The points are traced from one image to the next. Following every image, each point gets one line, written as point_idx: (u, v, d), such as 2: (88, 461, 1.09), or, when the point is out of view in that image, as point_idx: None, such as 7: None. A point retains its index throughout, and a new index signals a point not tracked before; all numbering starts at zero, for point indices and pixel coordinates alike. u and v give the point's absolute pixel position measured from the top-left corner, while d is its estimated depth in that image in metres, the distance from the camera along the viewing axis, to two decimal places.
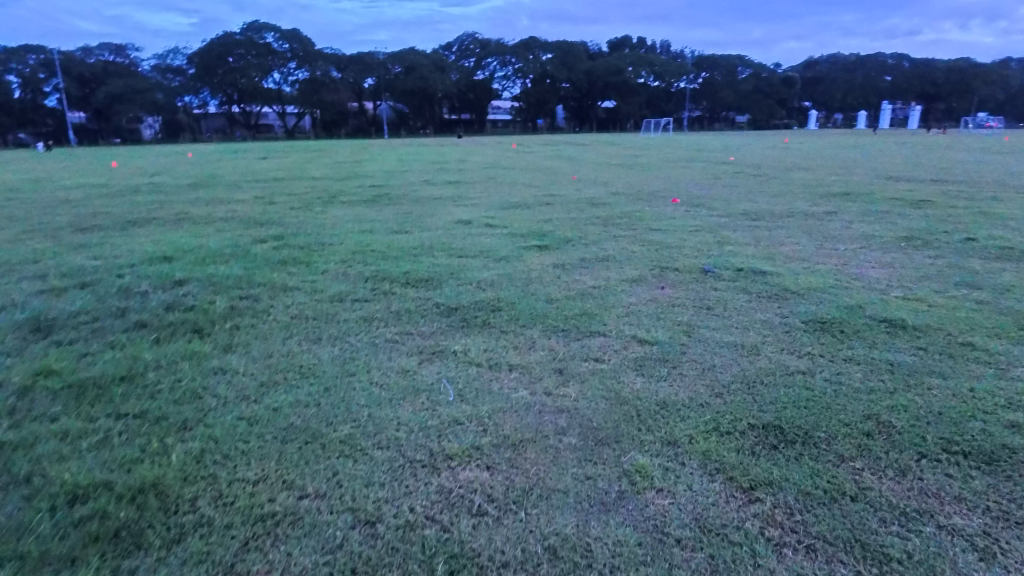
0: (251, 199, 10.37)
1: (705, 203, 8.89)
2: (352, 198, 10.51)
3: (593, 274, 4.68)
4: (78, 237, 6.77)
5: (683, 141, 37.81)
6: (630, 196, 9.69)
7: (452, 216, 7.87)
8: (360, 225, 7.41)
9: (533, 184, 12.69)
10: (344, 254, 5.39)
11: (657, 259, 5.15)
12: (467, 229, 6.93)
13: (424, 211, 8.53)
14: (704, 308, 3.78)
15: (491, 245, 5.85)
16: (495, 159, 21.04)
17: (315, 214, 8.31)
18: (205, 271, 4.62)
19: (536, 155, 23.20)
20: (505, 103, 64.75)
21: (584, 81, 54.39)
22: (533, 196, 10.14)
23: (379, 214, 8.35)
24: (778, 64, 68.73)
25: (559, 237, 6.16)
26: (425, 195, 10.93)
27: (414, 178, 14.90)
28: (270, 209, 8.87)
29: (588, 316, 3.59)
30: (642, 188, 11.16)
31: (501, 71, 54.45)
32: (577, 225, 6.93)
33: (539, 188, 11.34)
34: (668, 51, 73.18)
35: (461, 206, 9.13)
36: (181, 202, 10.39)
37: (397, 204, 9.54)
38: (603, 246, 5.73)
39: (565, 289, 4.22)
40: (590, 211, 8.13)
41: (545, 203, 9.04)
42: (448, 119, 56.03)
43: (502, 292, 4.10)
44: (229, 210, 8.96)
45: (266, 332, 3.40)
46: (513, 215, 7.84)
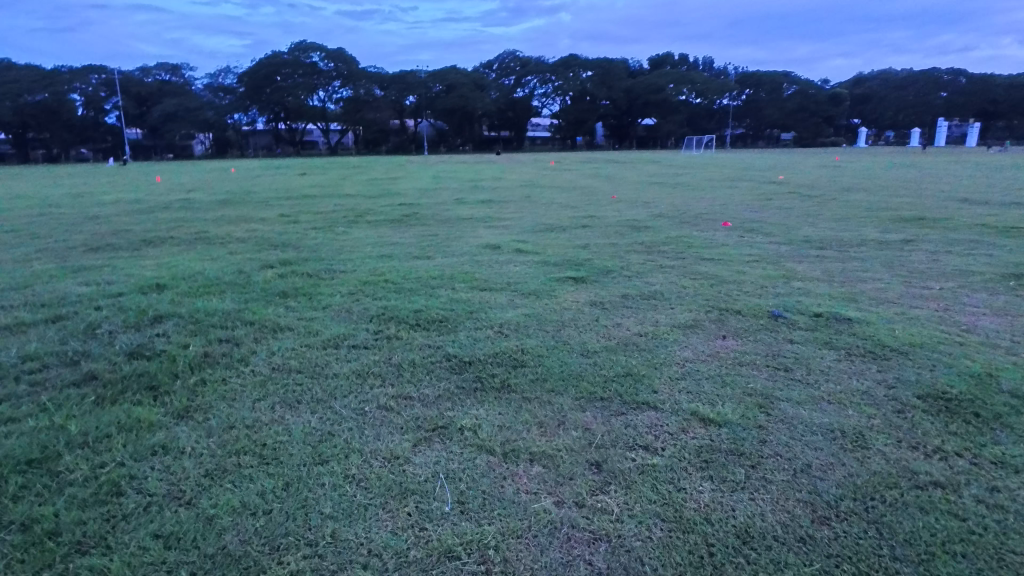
0: (275, 218, 9.97)
1: (760, 228, 8.03)
2: (379, 217, 10.02)
3: (639, 317, 3.94)
4: (83, 260, 6.38)
5: (726, 159, 36.72)
6: (675, 220, 8.89)
7: (480, 240, 7.24)
8: (380, 248, 6.84)
9: (570, 204, 12.01)
10: (354, 284, 4.80)
11: (713, 298, 4.38)
12: (495, 255, 6.28)
13: (451, 234, 7.93)
14: (781, 370, 3.00)
15: (520, 276, 5.17)
16: (531, 178, 20.46)
17: (336, 236, 7.80)
18: (193, 303, 4.08)
19: (574, 174, 22.51)
20: (543, 121, 64.49)
21: (624, 100, 53.71)
22: (568, 218, 9.45)
23: (403, 237, 7.79)
24: (826, 81, 66.63)
25: (598, 268, 5.45)
26: (455, 215, 10.35)
27: (447, 197, 14.39)
28: (291, 230, 8.41)
29: (634, 379, 2.86)
30: (687, 210, 10.33)
31: (540, 90, 54.35)
32: (617, 253, 6.21)
33: (576, 210, 10.65)
34: (710, 69, 71.97)
35: (491, 228, 8.51)
36: (204, 220, 10.06)
37: (424, 225, 8.99)
38: (648, 279, 4.99)
39: (605, 338, 3.49)
40: (631, 236, 7.39)
41: (581, 226, 8.34)
42: (486, 137, 56.12)
43: (527, 340, 3.41)
44: (249, 230, 8.55)
45: (236, 390, 2.78)
46: (546, 240, 7.17)
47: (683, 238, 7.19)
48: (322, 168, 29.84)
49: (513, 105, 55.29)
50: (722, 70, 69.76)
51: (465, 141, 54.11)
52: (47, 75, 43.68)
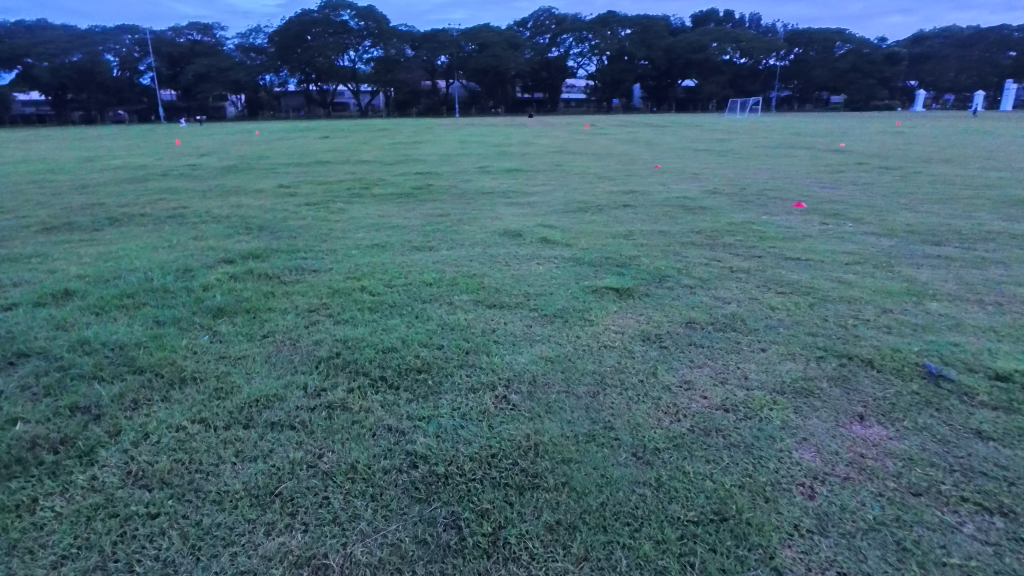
0: (273, 190, 8.87)
1: (843, 212, 6.52)
2: (388, 189, 8.82)
3: (717, 367, 2.63)
4: (23, 245, 5.35)
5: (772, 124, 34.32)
6: (735, 198, 7.43)
7: (499, 224, 5.95)
8: (375, 234, 5.61)
9: (606, 175, 10.57)
10: (320, 295, 3.58)
11: (819, 331, 3.04)
12: (514, 247, 4.97)
13: (464, 214, 6.66)
14: (996, 514, 1.69)
15: (543, 284, 3.86)
16: (563, 143, 18.92)
17: (329, 215, 6.60)
18: (82, 331, 2.93)
19: (609, 139, 20.83)
20: (578, 82, 61.86)
21: (664, 60, 50.78)
22: (605, 193, 8.06)
23: (408, 216, 6.55)
24: (883, 39, 61.89)
25: (647, 270, 4.11)
26: (474, 188, 9.07)
27: (470, 164, 13.05)
28: (281, 206, 7.26)
29: (737, 537, 1.59)
30: (746, 184, 8.81)
31: (575, 49, 51.91)
32: (670, 247, 4.85)
33: (613, 183, 9.24)
34: (756, 28, 67.86)
35: (513, 206, 7.20)
36: (196, 191, 9.00)
37: (436, 200, 7.73)
38: (717, 293, 3.65)
39: (672, 418, 2.19)
40: (684, 220, 5.99)
41: (622, 206, 6.96)
42: (519, 99, 54.03)
43: (546, 417, 2.16)
44: (238, 205, 7.44)
45: (38, 536, 1.63)
46: (577, 225, 5.83)
47: (750, 225, 5.76)
48: (347, 131, 28.73)
49: (547, 65, 52.87)
50: (769, 26, 65.48)
51: (497, 103, 52.22)
52: (79, 36, 43.32)
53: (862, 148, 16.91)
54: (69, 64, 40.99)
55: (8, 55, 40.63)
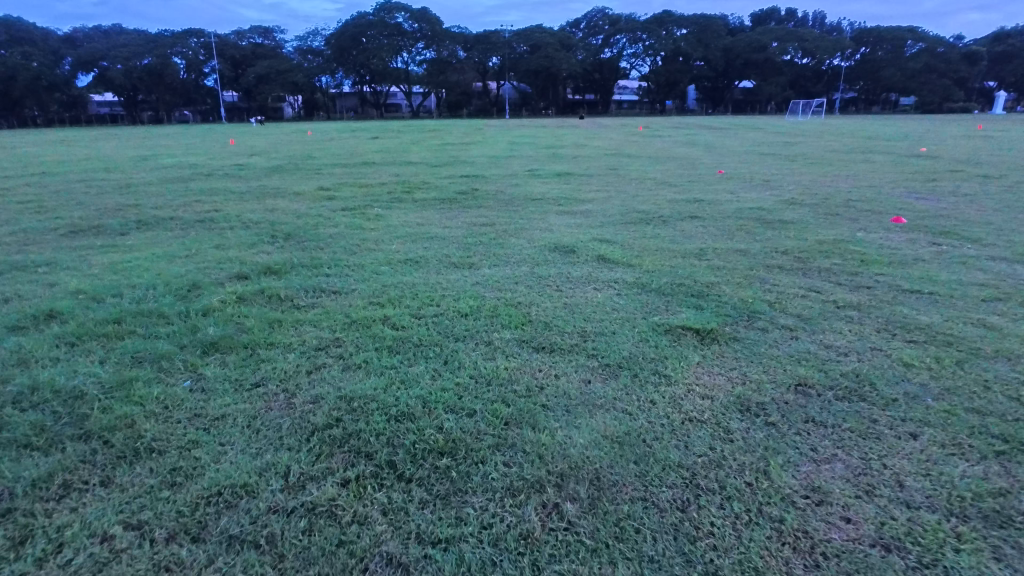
0: (313, 193, 8.45)
1: (955, 230, 5.55)
2: (431, 193, 8.27)
3: (855, 464, 1.88)
4: (43, 251, 5.02)
5: (839, 127, 32.40)
6: (818, 210, 6.53)
7: (549, 236, 5.28)
8: (410, 246, 5.02)
9: (666, 180, 9.74)
10: (333, 327, 2.99)
11: (984, 407, 2.23)
12: (566, 266, 4.28)
13: (511, 223, 6.01)
14: None
15: (603, 318, 3.16)
16: (616, 146, 18.08)
17: (364, 222, 6.09)
18: (43, 370, 2.43)
19: (665, 142, 19.84)
20: (631, 83, 60.49)
21: (722, 60, 49.05)
22: (667, 202, 7.27)
23: (450, 225, 5.96)
24: (961, 37, 58.05)
25: (731, 304, 3.34)
26: (523, 192, 8.42)
27: (519, 167, 12.42)
28: (316, 211, 6.81)
29: None
30: (827, 194, 7.85)
31: (629, 50, 50.85)
32: (753, 271, 4.06)
33: (675, 190, 8.43)
34: (821, 27, 64.91)
35: (566, 215, 6.51)
36: (235, 192, 8.69)
37: (480, 207, 7.12)
38: (826, 339, 2.87)
39: (805, 562, 1.48)
40: (764, 237, 5.17)
41: (688, 218, 6.17)
42: (571, 101, 53.22)
43: (617, 556, 1.48)
44: (272, 208, 7.03)
45: None
46: (638, 240, 5.09)
47: (846, 244, 4.89)
48: (396, 132, 28.64)
49: (600, 66, 51.89)
50: (834, 25, 62.39)
51: (549, 104, 51.59)
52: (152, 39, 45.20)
53: (947, 154, 15.42)
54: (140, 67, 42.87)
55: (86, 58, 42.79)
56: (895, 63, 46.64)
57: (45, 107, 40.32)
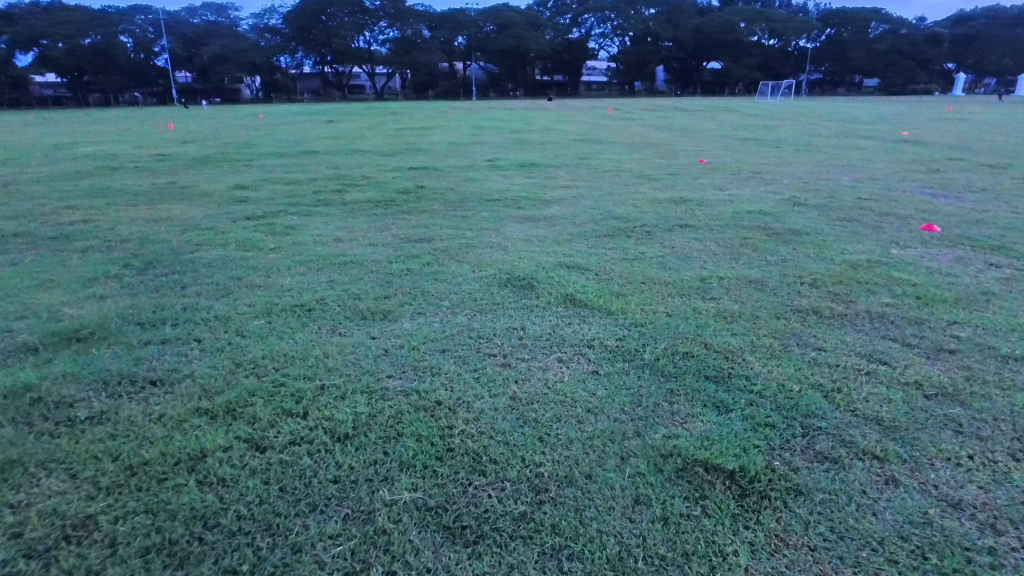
0: (225, 193, 7.02)
1: (1005, 241, 4.49)
2: (367, 192, 6.90)
3: None
4: None
5: (811, 109, 31.84)
6: (831, 215, 5.40)
7: (503, 260, 4.02)
8: (312, 278, 3.70)
9: (645, 172, 8.55)
10: (94, 484, 1.71)
11: None
12: (520, 315, 3.03)
13: (456, 236, 4.74)
14: None
15: (570, 437, 1.94)
16: (586, 131, 16.82)
17: (268, 237, 4.76)
18: None
19: (638, 126, 18.74)
20: (599, 64, 59.15)
21: (691, 41, 48.21)
22: (648, 203, 6.06)
23: (378, 240, 4.66)
24: (924, 18, 58.30)
25: (769, 399, 2.14)
26: (477, 188, 7.11)
27: (479, 156, 11.07)
28: (215, 219, 5.46)
29: None
30: (831, 191, 6.78)
31: (599, 30, 49.56)
32: (783, 322, 2.87)
33: (655, 186, 7.24)
34: (789, 8, 64.54)
35: (526, 223, 5.25)
36: (133, 193, 7.21)
37: (423, 211, 5.81)
38: (947, 488, 1.70)
39: None
40: (778, 259, 4.01)
41: (677, 226, 4.99)
42: (539, 82, 51.78)
43: None
44: (163, 217, 5.62)
45: None
46: (617, 265, 3.87)
47: (886, 269, 3.76)
48: (354, 116, 26.95)
49: (568, 46, 50.37)
50: (801, 5, 62.01)
51: (518, 86, 50.03)
52: (94, 15, 42.16)
53: (933, 138, 14.61)
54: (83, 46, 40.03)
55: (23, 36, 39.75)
56: (863, 44, 46.33)
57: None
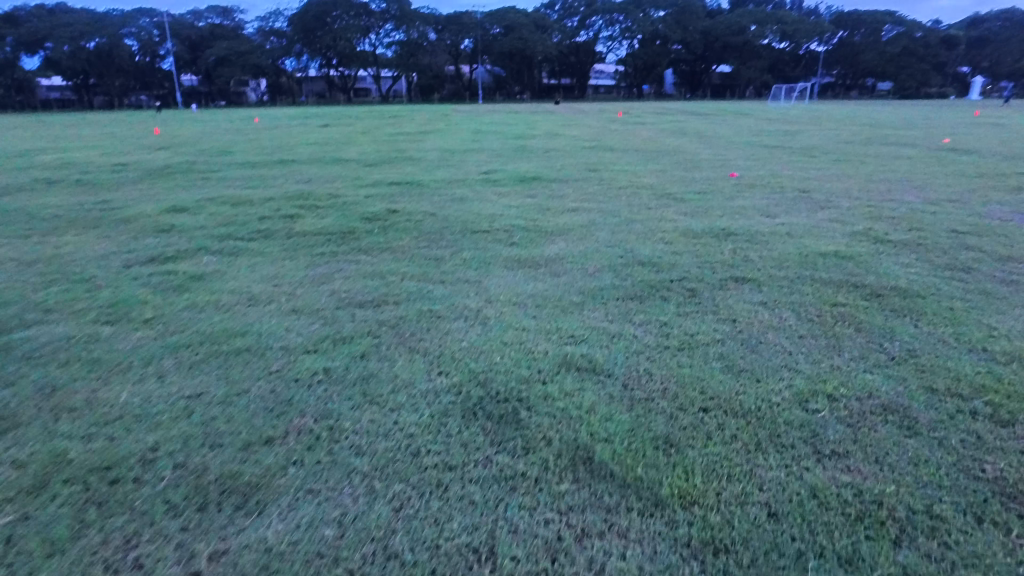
0: (151, 218, 5.65)
1: None
2: (323, 218, 5.52)
3: None
4: None
5: (827, 112, 30.43)
6: (934, 260, 3.97)
7: (475, 351, 2.60)
8: (166, 391, 2.31)
9: (668, 189, 7.12)
10: None
11: None
12: (489, 505, 1.64)
13: (418, 297, 3.34)
14: None
15: None
16: (594, 136, 15.44)
17: (154, 296, 3.39)
18: None
19: (649, 131, 17.36)
20: (607, 65, 57.61)
21: (701, 42, 46.82)
22: (680, 237, 4.64)
23: (306, 303, 3.26)
24: (938, 20, 56.78)
25: None
26: (462, 212, 5.69)
27: (473, 167, 9.66)
28: (105, 263, 4.10)
29: None
30: (909, 218, 5.38)
31: (607, 31, 48.20)
32: (997, 545, 1.50)
33: (685, 210, 5.82)
34: (798, 9, 63.03)
35: (520, 269, 3.88)
36: (42, 217, 5.84)
37: (385, 249, 4.42)
38: None
39: None
40: (903, 350, 2.60)
41: (729, 278, 3.57)
42: (546, 85, 50.51)
43: None
44: (40, 259, 4.24)
45: None
46: (655, 363, 2.45)
47: None
48: (348, 119, 25.71)
49: (575, 48, 48.95)
50: (810, 9, 60.72)
51: (524, 88, 48.77)
52: (94, 17, 41.15)
53: (980, 146, 13.20)
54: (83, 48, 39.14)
55: (23, 38, 38.92)
56: (879, 45, 44.65)
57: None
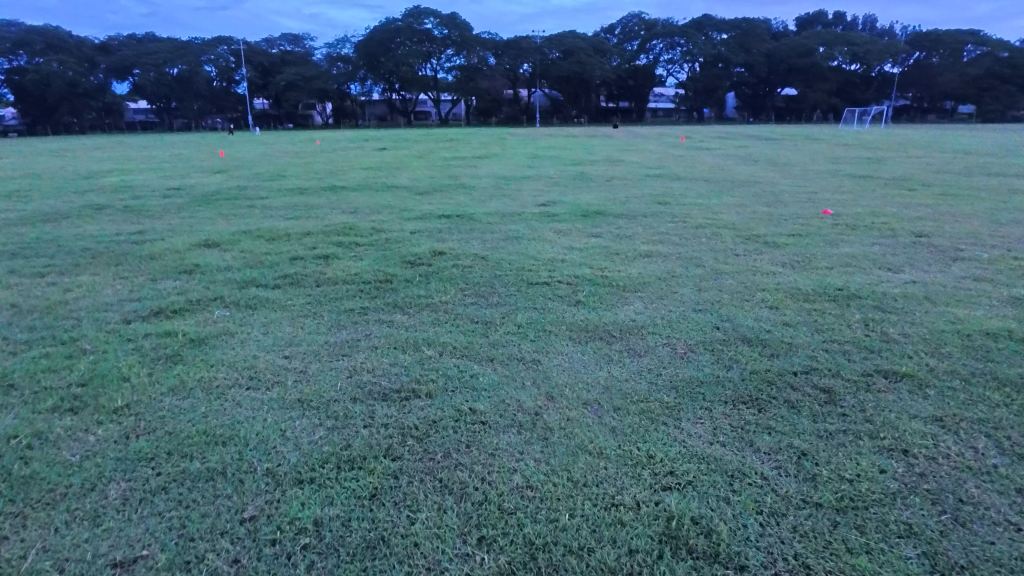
0: (179, 255, 5.19)
1: None
2: (361, 259, 4.90)
3: None
4: None
5: (905, 137, 28.39)
6: None
7: (534, 495, 1.82)
8: (90, 553, 1.62)
9: (755, 231, 6.17)
10: None
11: None
12: None
13: (459, 386, 2.58)
14: None
15: None
16: (657, 163, 14.58)
17: (138, 370, 2.76)
18: None
19: (715, 157, 16.35)
20: (667, 88, 56.43)
21: (765, 66, 45.26)
22: (788, 300, 3.73)
23: (316, 390, 2.54)
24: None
25: None
26: (517, 256, 4.94)
27: (529, 197, 8.97)
28: (104, 315, 3.55)
29: None
30: None
31: (666, 55, 47.34)
32: None
33: (783, 259, 4.88)
34: (870, 29, 60.29)
35: (589, 342, 3.08)
36: (69, 250, 5.45)
37: (426, 304, 3.71)
38: None
39: None
40: None
41: (875, 372, 2.65)
42: (604, 109, 49.90)
43: None
44: (37, 309, 3.73)
45: None
46: (810, 543, 1.62)
47: None
48: (404, 142, 25.77)
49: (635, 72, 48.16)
50: (884, 30, 57.97)
51: (581, 112, 48.31)
52: (175, 45, 43.44)
53: None
54: (164, 74, 41.30)
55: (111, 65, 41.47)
56: (960, 67, 41.87)
57: (78, 114, 39.60)
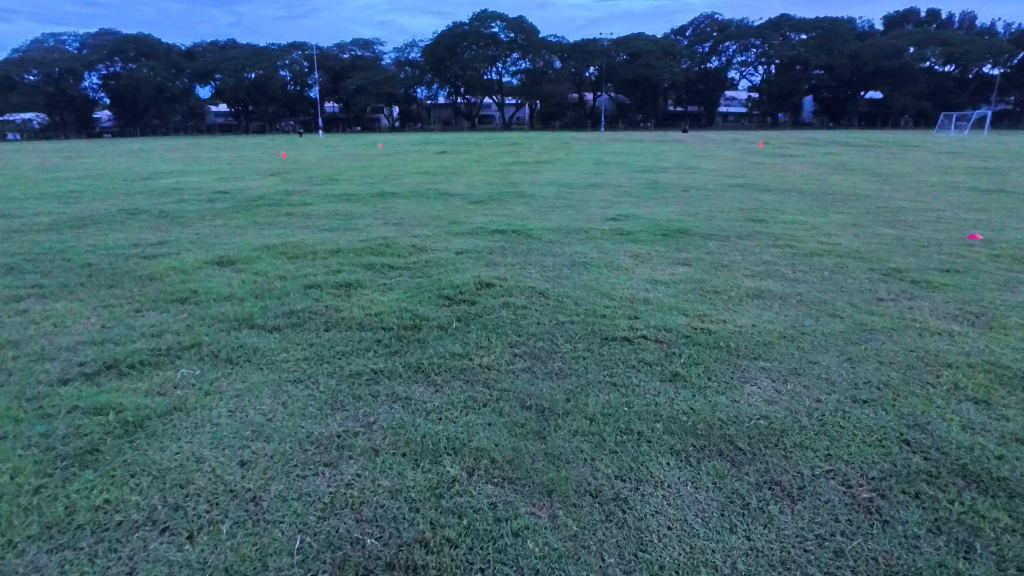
0: (184, 276, 4.43)
1: None
2: (391, 289, 3.96)
3: None
4: None
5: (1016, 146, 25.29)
6: None
7: None
8: None
9: (889, 262, 4.81)
10: None
11: None
12: None
13: (492, 560, 1.57)
14: None
15: None
16: (737, 171, 13.12)
17: (24, 479, 1.88)
18: None
19: (802, 166, 14.67)
20: (740, 90, 53.49)
21: (849, 68, 42.10)
22: (999, 389, 2.50)
23: (260, 554, 1.57)
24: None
25: None
26: (586, 292, 3.88)
27: (596, 209, 7.86)
28: (45, 367, 2.74)
29: None
30: None
31: (740, 57, 44.94)
32: None
33: (954, 310, 3.55)
34: (967, 26, 55.28)
35: (705, 464, 1.97)
36: (70, 267, 4.77)
37: (461, 370, 2.68)
38: None
39: None
40: None
41: None
42: (672, 113, 47.93)
43: None
44: None
45: None
46: None
47: None
48: (464, 146, 25.14)
49: (706, 74, 45.94)
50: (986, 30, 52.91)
51: (649, 116, 46.57)
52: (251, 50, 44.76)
53: None
54: (241, 79, 42.65)
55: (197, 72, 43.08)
56: None
57: (164, 118, 41.71)
